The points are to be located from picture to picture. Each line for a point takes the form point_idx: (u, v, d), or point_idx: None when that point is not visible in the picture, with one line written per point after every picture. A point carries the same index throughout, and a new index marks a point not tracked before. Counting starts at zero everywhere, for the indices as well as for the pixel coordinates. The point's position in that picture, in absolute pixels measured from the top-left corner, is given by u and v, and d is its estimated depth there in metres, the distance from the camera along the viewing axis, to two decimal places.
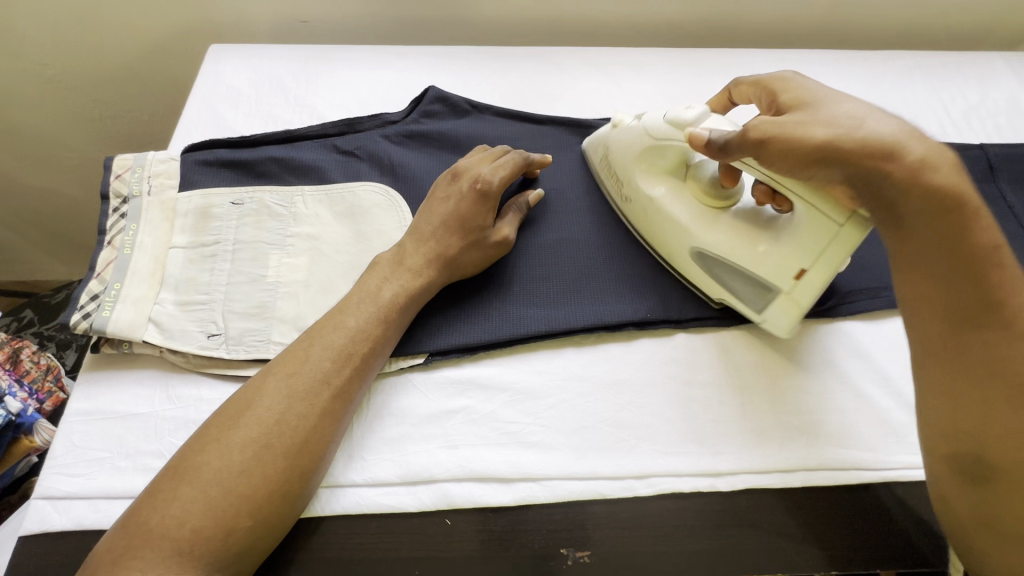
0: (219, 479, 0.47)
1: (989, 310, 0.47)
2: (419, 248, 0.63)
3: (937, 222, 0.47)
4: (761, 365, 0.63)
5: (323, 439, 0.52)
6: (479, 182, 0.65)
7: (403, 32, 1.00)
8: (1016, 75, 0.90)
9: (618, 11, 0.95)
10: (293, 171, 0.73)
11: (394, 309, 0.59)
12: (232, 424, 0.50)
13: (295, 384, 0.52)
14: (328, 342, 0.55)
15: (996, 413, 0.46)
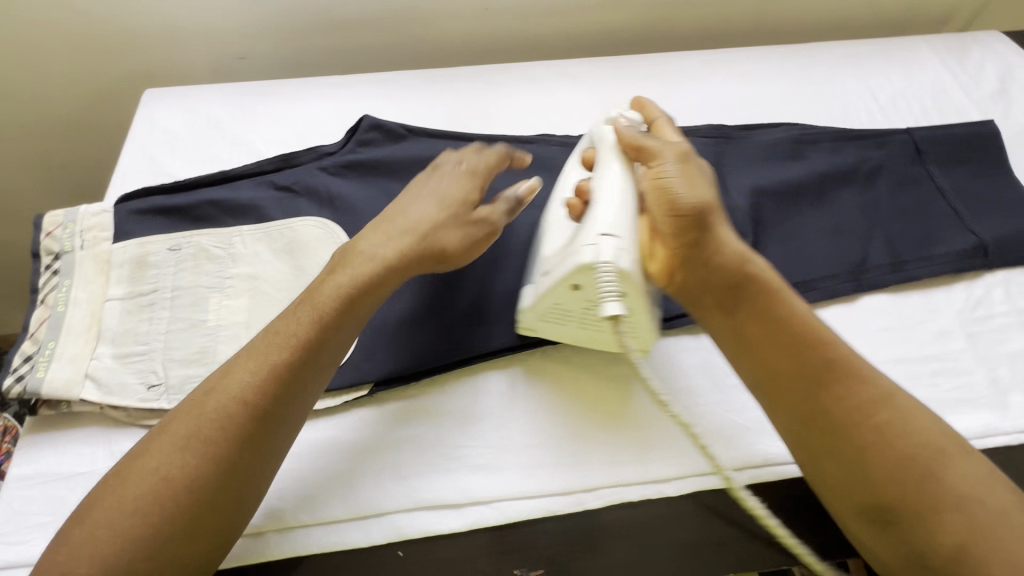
0: (117, 513, 0.45)
1: (832, 364, 0.51)
2: (389, 240, 0.58)
3: (734, 294, 0.54)
4: (703, 367, 0.65)
5: (237, 468, 0.48)
6: (468, 173, 0.62)
7: (342, 61, 1.01)
8: (939, 58, 0.93)
9: (551, 24, 0.97)
10: (231, 212, 0.73)
11: (339, 310, 0.54)
12: (146, 449, 0.48)
13: (211, 408, 0.49)
14: (257, 356, 0.51)
15: (872, 464, 0.48)
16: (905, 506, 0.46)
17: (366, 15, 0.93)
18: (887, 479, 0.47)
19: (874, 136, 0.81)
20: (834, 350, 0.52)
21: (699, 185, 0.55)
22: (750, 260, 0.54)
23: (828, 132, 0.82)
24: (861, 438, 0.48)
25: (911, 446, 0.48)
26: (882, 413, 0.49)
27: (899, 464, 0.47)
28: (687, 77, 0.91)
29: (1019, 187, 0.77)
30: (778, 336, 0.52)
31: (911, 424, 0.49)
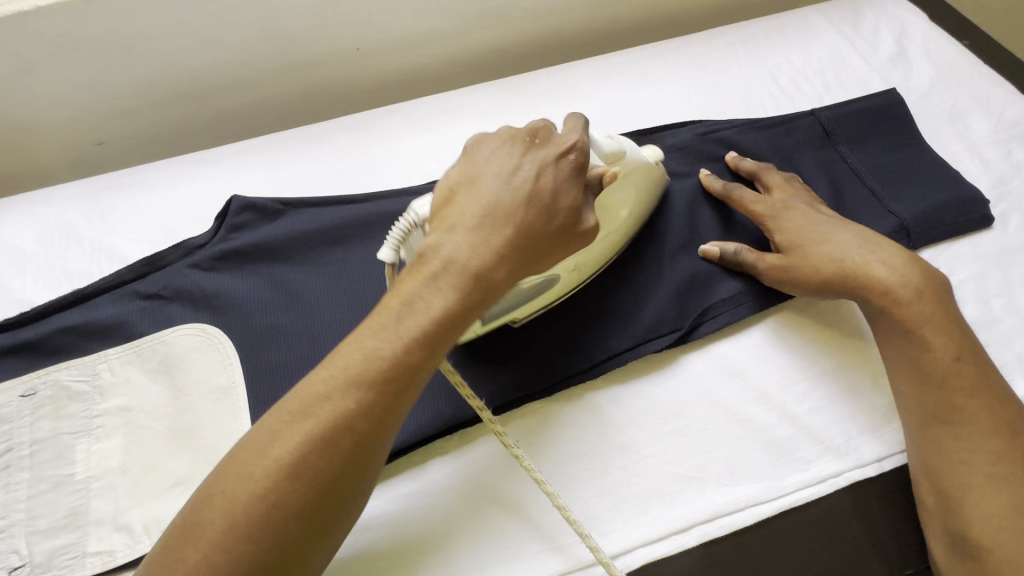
0: (225, 543, 0.40)
1: (962, 410, 0.53)
2: (474, 238, 0.49)
3: (894, 332, 0.57)
4: (635, 416, 0.59)
5: (341, 494, 0.43)
6: (565, 147, 0.54)
7: (215, 128, 0.92)
8: (834, 27, 0.89)
9: (432, 53, 0.90)
10: (92, 336, 0.64)
11: (437, 326, 0.46)
12: (245, 470, 0.41)
13: (315, 427, 0.42)
14: (350, 374, 0.44)
15: (983, 502, 0.50)
16: (1002, 550, 0.48)
17: (226, 76, 0.85)
18: (993, 522, 0.49)
19: (780, 122, 0.77)
20: (973, 399, 0.53)
21: (829, 258, 0.60)
22: (897, 305, 0.57)
23: (733, 126, 0.77)
24: (973, 479, 0.51)
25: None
26: (1013, 469, 0.51)
27: (1011, 515, 0.49)
28: (581, 90, 0.85)
29: (930, 155, 0.74)
30: (915, 375, 0.56)
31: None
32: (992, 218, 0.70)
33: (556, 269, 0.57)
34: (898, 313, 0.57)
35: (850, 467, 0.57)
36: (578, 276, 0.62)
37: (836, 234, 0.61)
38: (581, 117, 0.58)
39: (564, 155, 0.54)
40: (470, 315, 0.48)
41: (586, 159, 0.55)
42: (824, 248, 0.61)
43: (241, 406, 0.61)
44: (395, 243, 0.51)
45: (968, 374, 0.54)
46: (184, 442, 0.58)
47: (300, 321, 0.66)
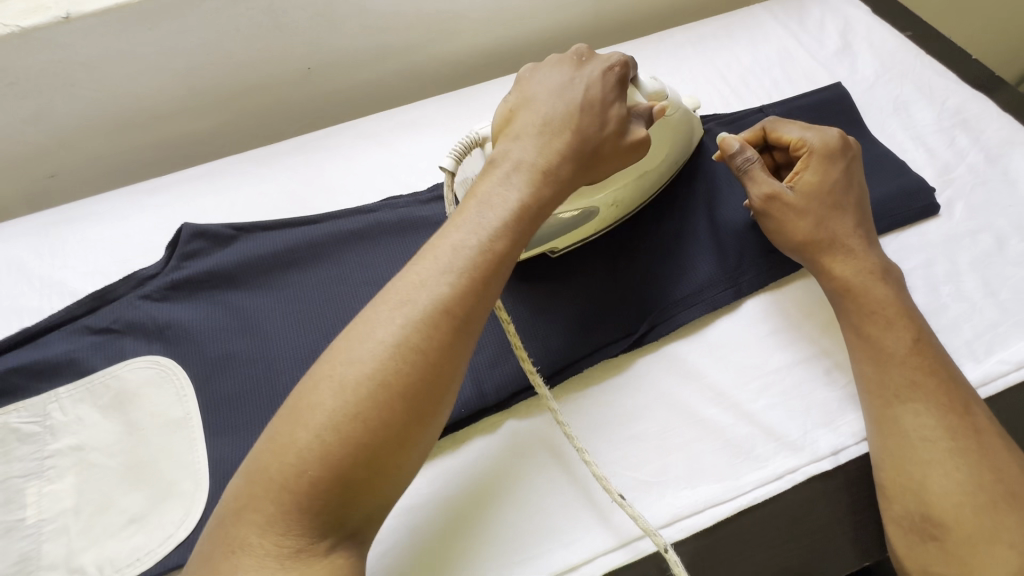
0: (336, 423, 0.42)
1: (922, 388, 0.54)
2: (538, 141, 0.54)
3: (856, 313, 0.59)
4: (593, 424, 0.59)
5: (440, 383, 0.45)
6: (612, 62, 0.58)
7: (171, 155, 0.91)
8: (781, 25, 0.91)
9: (386, 69, 0.90)
10: (42, 375, 0.63)
11: (518, 216, 0.50)
12: (353, 356, 0.44)
13: (414, 313, 0.45)
14: (442, 264, 0.47)
15: (945, 480, 0.51)
16: (961, 526, 0.49)
17: (178, 102, 0.84)
18: (953, 498, 0.50)
19: (730, 121, 0.78)
20: (933, 377, 0.54)
21: (816, 229, 0.61)
22: (859, 288, 0.59)
23: None
24: (932, 458, 0.51)
25: (990, 478, 0.50)
26: (969, 443, 0.52)
27: (969, 490, 0.50)
28: None
29: (876, 146, 0.75)
30: (876, 355, 0.57)
31: (994, 459, 0.51)
32: (938, 206, 0.70)
33: (594, 199, 0.61)
34: (858, 296, 0.59)
35: (808, 462, 0.57)
36: (614, 213, 0.65)
37: (844, 205, 0.62)
38: (624, 54, 0.59)
39: (610, 69, 0.57)
40: (541, 213, 0.52)
41: (628, 74, 0.58)
42: (824, 216, 0.61)
43: (196, 438, 0.60)
44: (456, 153, 0.57)
45: (927, 352, 0.56)
46: (138, 478, 0.58)
47: (255, 346, 0.65)
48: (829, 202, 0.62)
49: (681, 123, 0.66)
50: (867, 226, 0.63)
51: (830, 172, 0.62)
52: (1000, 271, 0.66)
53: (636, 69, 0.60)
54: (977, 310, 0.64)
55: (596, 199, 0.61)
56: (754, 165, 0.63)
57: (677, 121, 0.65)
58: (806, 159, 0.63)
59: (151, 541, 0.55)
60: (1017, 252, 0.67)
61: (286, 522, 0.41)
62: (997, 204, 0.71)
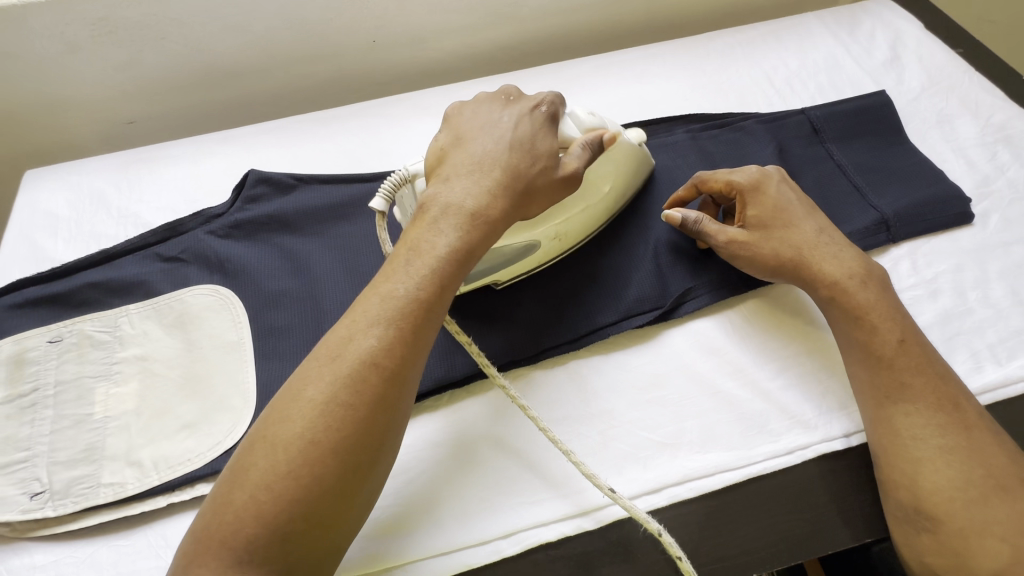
0: (271, 481, 0.44)
1: (911, 388, 0.55)
2: (468, 185, 0.55)
3: (847, 319, 0.60)
4: (614, 387, 0.62)
5: (377, 431, 0.47)
6: (540, 101, 0.60)
7: (237, 113, 0.97)
8: (831, 33, 0.93)
9: (445, 48, 0.95)
10: (115, 292, 0.69)
11: (448, 263, 0.52)
12: (287, 415, 0.46)
13: (342, 368, 0.47)
14: (370, 316, 0.49)
15: (941, 473, 0.52)
16: (954, 519, 0.51)
17: (251, 63, 0.90)
18: (942, 493, 0.52)
19: (771, 119, 0.80)
20: (919, 377, 0.56)
21: (801, 241, 0.63)
22: (844, 293, 0.60)
23: (726, 122, 0.81)
24: (925, 455, 0.53)
25: (977, 473, 0.52)
26: (957, 440, 0.53)
27: (960, 486, 0.52)
28: (584, 84, 0.89)
29: (914, 154, 0.77)
30: (866, 357, 0.58)
31: (983, 454, 0.53)
32: (973, 215, 0.71)
33: (536, 234, 0.63)
34: (845, 301, 0.60)
35: (818, 441, 0.59)
36: (558, 245, 0.67)
37: (802, 222, 0.64)
38: (552, 93, 0.61)
39: (537, 108, 0.60)
40: (473, 254, 0.54)
41: (557, 111, 0.61)
42: (786, 236, 0.63)
43: (247, 360, 0.65)
44: (387, 193, 0.58)
45: (912, 354, 0.57)
46: (194, 389, 0.63)
47: (304, 286, 0.70)
48: (789, 223, 0.64)
49: (631, 159, 0.69)
50: (830, 231, 0.64)
51: (779, 194, 0.65)
52: None
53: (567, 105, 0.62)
54: (1002, 316, 0.65)
55: (539, 233, 0.63)
56: (705, 220, 0.65)
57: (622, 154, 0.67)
58: (748, 198, 0.66)
59: (201, 445, 0.60)
60: None
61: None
62: None
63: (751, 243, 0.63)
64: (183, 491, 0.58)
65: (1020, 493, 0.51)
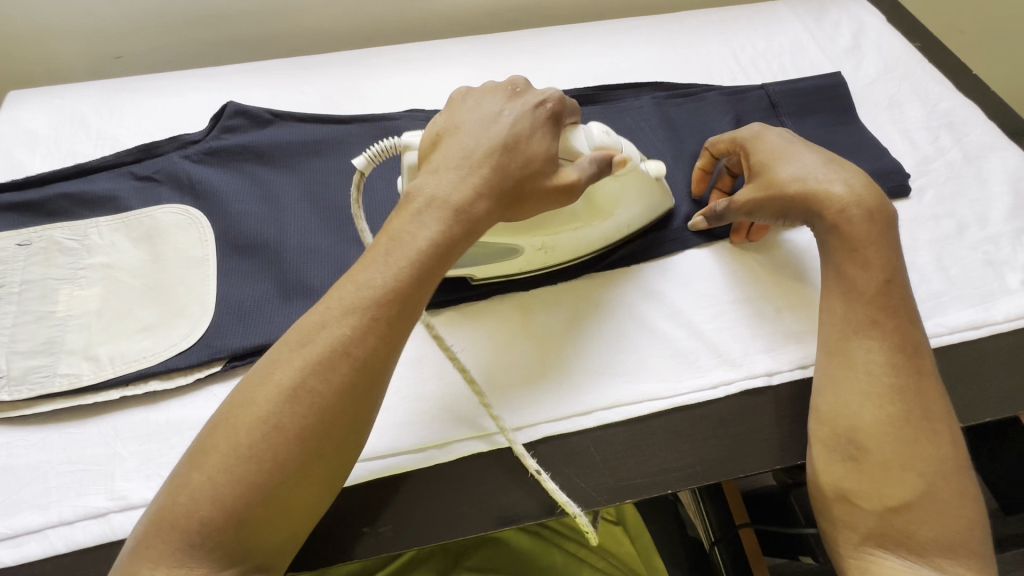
0: (228, 465, 0.42)
1: (882, 326, 0.56)
2: (453, 178, 0.51)
3: (839, 249, 0.60)
4: (558, 319, 0.66)
5: (344, 421, 0.45)
6: (545, 97, 0.55)
7: (222, 55, 0.99)
8: (799, 20, 0.97)
9: (431, 8, 0.98)
10: (86, 205, 0.71)
11: (429, 257, 0.48)
12: (251, 398, 0.44)
13: (312, 355, 0.45)
14: (347, 303, 0.46)
15: (881, 408, 0.54)
16: (880, 451, 0.52)
17: (241, 7, 0.93)
18: (878, 426, 0.53)
19: (732, 92, 0.84)
20: (895, 320, 0.56)
21: (807, 172, 0.62)
22: (845, 224, 0.59)
23: (690, 91, 0.85)
24: (876, 389, 0.54)
25: (918, 415, 0.53)
26: (911, 383, 0.54)
27: (896, 423, 0.53)
28: (560, 52, 0.93)
29: (861, 131, 0.81)
30: (846, 290, 0.59)
31: (928, 400, 0.54)
32: (909, 189, 0.76)
33: (519, 241, 0.62)
34: (844, 232, 0.59)
35: (742, 377, 0.63)
36: (542, 257, 0.65)
37: (802, 156, 0.63)
38: (561, 90, 0.57)
39: (541, 104, 0.55)
40: (456, 249, 0.50)
41: (564, 111, 0.56)
42: (787, 170, 0.62)
43: (209, 274, 0.67)
44: (374, 155, 0.54)
45: (895, 295, 0.57)
46: (156, 297, 0.66)
47: (270, 212, 0.72)
48: (793, 158, 0.63)
49: (648, 193, 0.66)
50: (838, 164, 0.63)
51: (783, 137, 0.66)
52: (955, 252, 0.71)
53: (576, 115, 0.58)
54: (925, 280, 0.69)
55: (523, 240, 0.62)
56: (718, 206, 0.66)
57: (637, 182, 0.63)
58: (755, 147, 0.66)
59: (158, 346, 0.62)
60: (974, 238, 0.72)
61: (180, 559, 0.41)
62: (965, 197, 0.76)
63: (763, 190, 0.63)
64: (135, 386, 0.61)
65: (946, 435, 0.53)
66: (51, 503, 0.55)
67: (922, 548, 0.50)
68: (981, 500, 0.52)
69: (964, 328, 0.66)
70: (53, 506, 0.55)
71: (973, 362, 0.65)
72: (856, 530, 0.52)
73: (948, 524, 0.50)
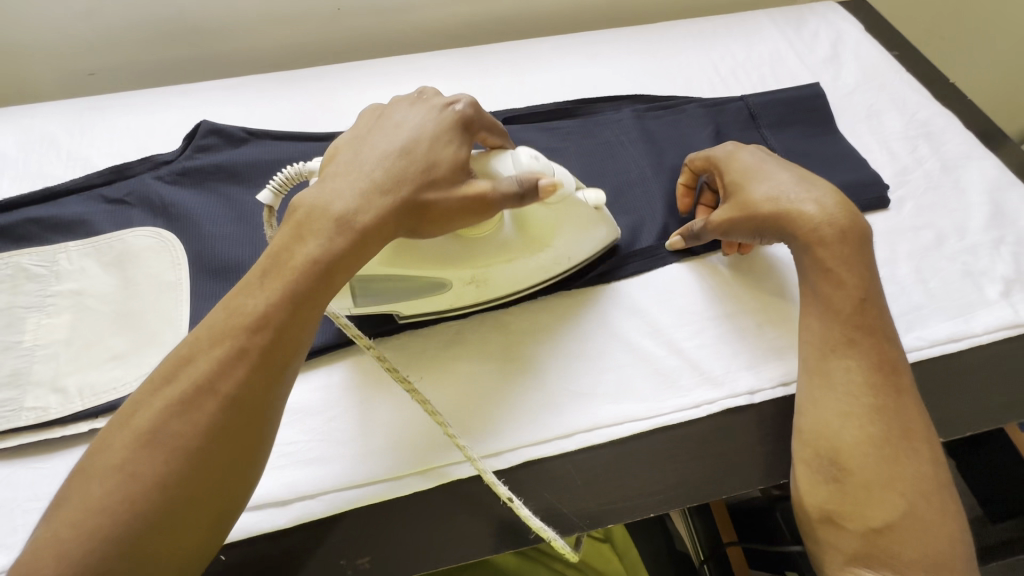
0: (85, 509, 0.39)
1: (858, 345, 0.56)
2: (340, 191, 0.49)
3: (814, 268, 0.59)
4: (539, 341, 0.65)
5: (217, 461, 0.43)
6: (446, 104, 0.54)
7: (198, 70, 0.98)
8: (778, 29, 0.97)
9: (409, 21, 0.97)
10: (55, 229, 0.70)
11: (309, 276, 0.46)
12: (113, 438, 0.42)
13: (178, 389, 0.43)
14: (217, 333, 0.45)
15: (859, 428, 0.53)
16: (862, 472, 0.52)
17: (215, 22, 0.92)
18: (859, 446, 0.53)
19: (712, 104, 0.84)
20: (870, 338, 0.56)
21: (778, 191, 0.61)
22: (819, 242, 0.59)
23: (670, 104, 0.84)
24: (854, 408, 0.54)
25: (897, 434, 0.53)
26: (888, 401, 0.54)
27: (875, 442, 0.53)
28: (539, 64, 0.92)
29: (841, 142, 0.81)
30: (822, 309, 0.59)
31: (907, 418, 0.54)
32: (888, 200, 0.76)
33: (448, 275, 0.59)
34: (818, 251, 0.59)
35: (725, 396, 0.62)
36: (473, 290, 0.62)
37: (776, 174, 0.63)
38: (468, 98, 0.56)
39: (443, 113, 0.54)
40: (342, 267, 0.48)
41: (472, 117, 0.54)
42: (760, 190, 0.62)
43: (182, 299, 0.66)
44: (278, 186, 0.54)
45: (869, 313, 0.57)
46: (127, 324, 0.64)
47: (245, 234, 0.71)
48: (765, 177, 0.63)
49: (592, 221, 0.62)
50: (811, 182, 0.63)
51: (756, 156, 0.66)
52: (935, 263, 0.71)
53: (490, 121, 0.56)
54: (905, 292, 0.69)
55: (450, 275, 0.59)
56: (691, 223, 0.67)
57: (574, 212, 0.59)
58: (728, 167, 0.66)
59: (129, 375, 0.61)
60: (953, 250, 0.72)
61: None
62: (944, 207, 0.76)
63: (736, 211, 0.63)
64: (105, 418, 0.59)
65: (925, 454, 0.53)
66: (16, 543, 0.53)
67: (907, 568, 0.49)
68: (964, 519, 0.52)
69: (945, 341, 0.66)
70: (19, 546, 0.53)
71: (954, 375, 0.65)
72: (842, 551, 0.52)
73: (931, 544, 0.49)
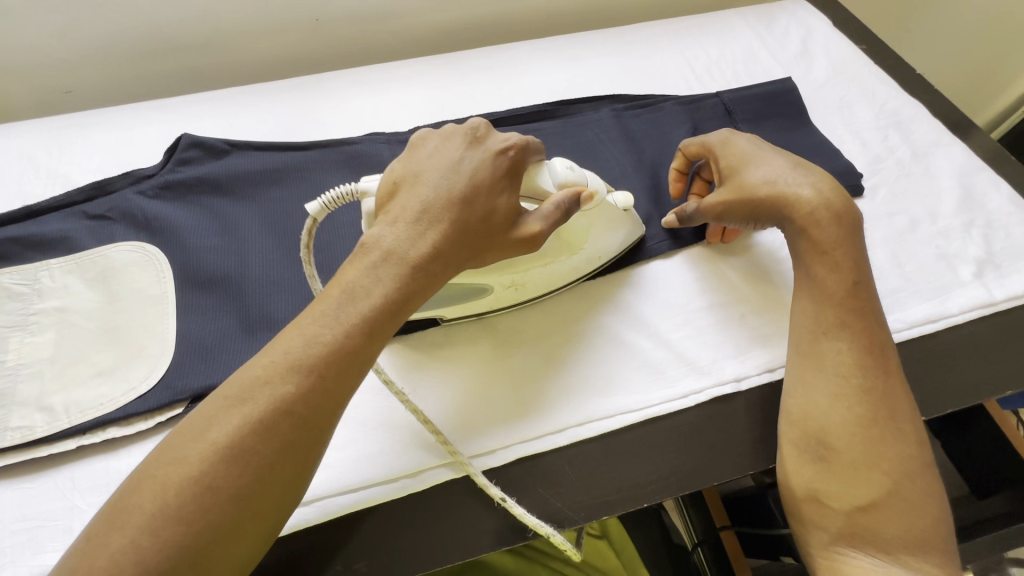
0: (154, 524, 0.39)
1: (848, 327, 0.57)
2: (409, 230, 0.49)
3: (812, 253, 0.61)
4: (528, 338, 0.65)
5: (280, 480, 0.43)
6: (507, 146, 0.53)
7: (177, 84, 0.98)
8: (750, 27, 1.00)
9: (388, 31, 0.99)
10: (36, 248, 0.69)
11: (381, 313, 0.47)
12: (181, 455, 0.42)
13: (253, 411, 0.43)
14: (291, 360, 0.44)
15: (847, 410, 0.54)
16: (847, 452, 0.53)
17: (193, 37, 0.92)
18: (846, 427, 0.54)
19: (688, 101, 0.86)
20: (863, 321, 0.58)
21: (775, 175, 0.63)
22: (813, 228, 0.60)
23: (647, 102, 0.86)
24: (845, 390, 0.55)
25: (881, 415, 0.54)
26: (878, 382, 0.56)
27: (860, 424, 0.54)
28: (518, 68, 0.94)
29: (815, 134, 0.83)
30: (815, 292, 0.60)
31: (890, 400, 0.55)
32: (862, 188, 0.78)
33: (491, 282, 0.61)
34: (812, 235, 0.60)
35: (711, 385, 0.63)
36: (514, 294, 0.64)
37: (772, 160, 0.64)
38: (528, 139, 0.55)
39: (503, 155, 0.53)
40: (411, 305, 0.49)
41: (525, 160, 0.54)
42: (757, 174, 0.63)
43: (168, 312, 0.66)
44: (327, 201, 0.51)
45: (863, 296, 0.59)
46: (113, 339, 0.64)
47: (230, 246, 0.71)
48: (761, 161, 0.64)
49: (615, 227, 0.65)
50: (804, 167, 0.64)
51: (750, 140, 0.67)
52: (910, 247, 0.73)
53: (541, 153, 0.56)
54: (882, 276, 0.71)
55: (490, 280, 0.60)
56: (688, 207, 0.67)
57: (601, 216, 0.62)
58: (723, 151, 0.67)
59: (117, 390, 0.60)
60: (927, 234, 0.74)
61: None
62: (916, 193, 0.78)
63: (732, 194, 0.64)
64: (93, 434, 0.59)
65: (909, 435, 0.54)
66: (5, 564, 0.52)
67: (889, 545, 0.50)
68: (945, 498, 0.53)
69: (923, 322, 0.68)
70: (7, 567, 0.52)
71: (933, 354, 0.67)
72: (825, 530, 0.53)
73: (912, 523, 0.51)
